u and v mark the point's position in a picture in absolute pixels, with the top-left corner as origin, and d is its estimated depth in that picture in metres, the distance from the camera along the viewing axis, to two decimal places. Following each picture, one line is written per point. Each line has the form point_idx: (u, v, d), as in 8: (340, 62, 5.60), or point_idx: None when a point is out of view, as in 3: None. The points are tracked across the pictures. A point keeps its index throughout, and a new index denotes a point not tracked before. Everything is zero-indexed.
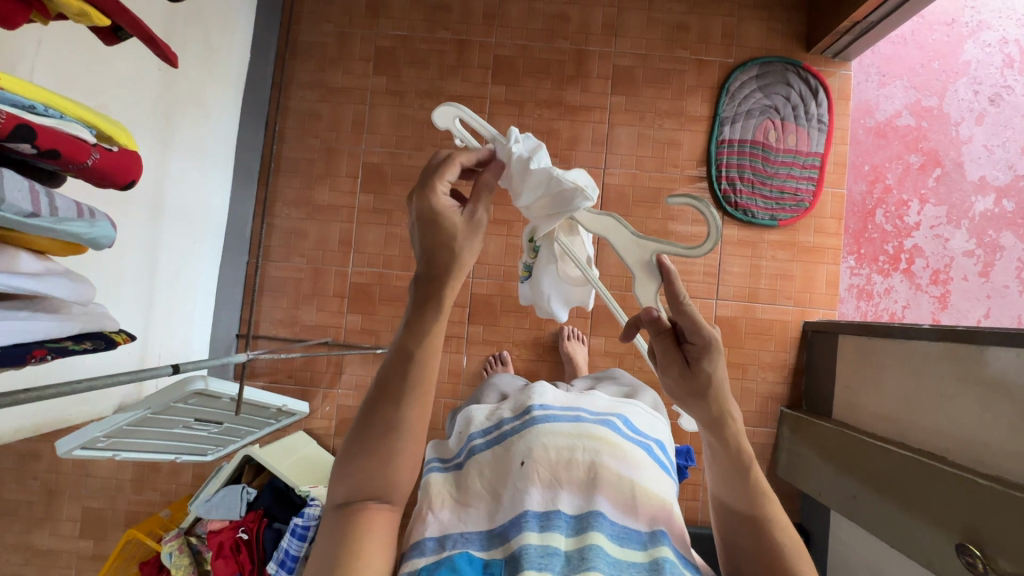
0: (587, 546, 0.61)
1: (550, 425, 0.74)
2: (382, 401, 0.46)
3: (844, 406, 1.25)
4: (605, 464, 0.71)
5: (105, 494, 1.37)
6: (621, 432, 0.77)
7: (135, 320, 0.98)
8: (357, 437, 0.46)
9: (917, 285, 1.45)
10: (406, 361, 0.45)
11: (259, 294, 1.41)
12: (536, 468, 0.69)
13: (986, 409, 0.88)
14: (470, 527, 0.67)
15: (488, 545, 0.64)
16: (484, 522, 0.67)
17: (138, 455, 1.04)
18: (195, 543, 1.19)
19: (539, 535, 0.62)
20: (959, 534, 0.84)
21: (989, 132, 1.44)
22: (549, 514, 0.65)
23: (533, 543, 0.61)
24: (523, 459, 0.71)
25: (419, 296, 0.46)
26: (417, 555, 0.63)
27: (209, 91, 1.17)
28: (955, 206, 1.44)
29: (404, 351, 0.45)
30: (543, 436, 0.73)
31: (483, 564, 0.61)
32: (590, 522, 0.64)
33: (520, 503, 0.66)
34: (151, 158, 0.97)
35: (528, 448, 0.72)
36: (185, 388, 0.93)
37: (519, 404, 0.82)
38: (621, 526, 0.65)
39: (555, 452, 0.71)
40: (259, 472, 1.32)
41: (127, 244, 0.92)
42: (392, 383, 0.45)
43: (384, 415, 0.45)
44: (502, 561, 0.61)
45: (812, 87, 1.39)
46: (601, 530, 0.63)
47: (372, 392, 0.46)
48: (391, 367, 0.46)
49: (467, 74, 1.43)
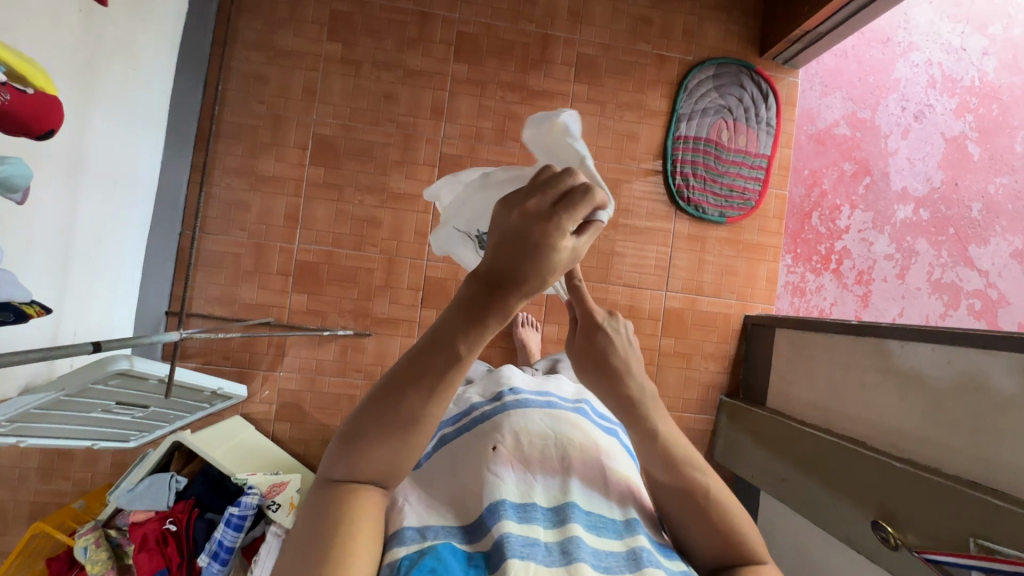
0: (568, 538, 0.57)
1: (521, 410, 0.73)
2: (410, 390, 0.45)
3: (777, 394, 1.32)
4: (578, 452, 0.69)
5: (5, 485, 1.23)
6: (588, 416, 0.77)
7: (50, 290, 0.88)
8: (377, 405, 0.46)
9: (844, 284, 1.56)
10: (438, 342, 0.45)
11: (193, 268, 1.31)
12: (509, 453, 0.66)
13: (903, 398, 0.96)
14: (446, 523, 0.60)
15: (471, 541, 0.58)
16: (462, 522, 0.61)
17: (45, 442, 0.94)
18: (115, 536, 1.09)
19: (519, 524, 0.57)
20: (874, 512, 0.92)
21: (913, 146, 1.56)
22: (527, 507, 0.60)
23: (515, 532, 0.56)
24: (494, 443, 0.67)
25: (470, 304, 0.45)
26: (396, 541, 0.55)
27: (141, 40, 1.06)
28: (880, 212, 1.56)
29: (440, 329, 0.46)
30: (515, 421, 0.70)
31: (465, 557, 0.54)
32: (568, 513, 0.60)
33: (496, 488, 0.61)
34: (69, 112, 0.86)
35: (504, 434, 0.68)
36: (107, 367, 0.85)
37: (489, 390, 0.81)
38: (597, 514, 0.62)
39: (529, 440, 0.68)
40: (191, 459, 1.22)
41: (39, 206, 0.82)
42: (423, 372, 0.45)
43: (410, 407, 0.46)
44: (485, 554, 0.55)
45: (763, 91, 1.45)
46: (578, 521, 0.59)
47: (406, 360, 0.47)
48: (425, 345, 0.46)
49: (428, 48, 1.37)
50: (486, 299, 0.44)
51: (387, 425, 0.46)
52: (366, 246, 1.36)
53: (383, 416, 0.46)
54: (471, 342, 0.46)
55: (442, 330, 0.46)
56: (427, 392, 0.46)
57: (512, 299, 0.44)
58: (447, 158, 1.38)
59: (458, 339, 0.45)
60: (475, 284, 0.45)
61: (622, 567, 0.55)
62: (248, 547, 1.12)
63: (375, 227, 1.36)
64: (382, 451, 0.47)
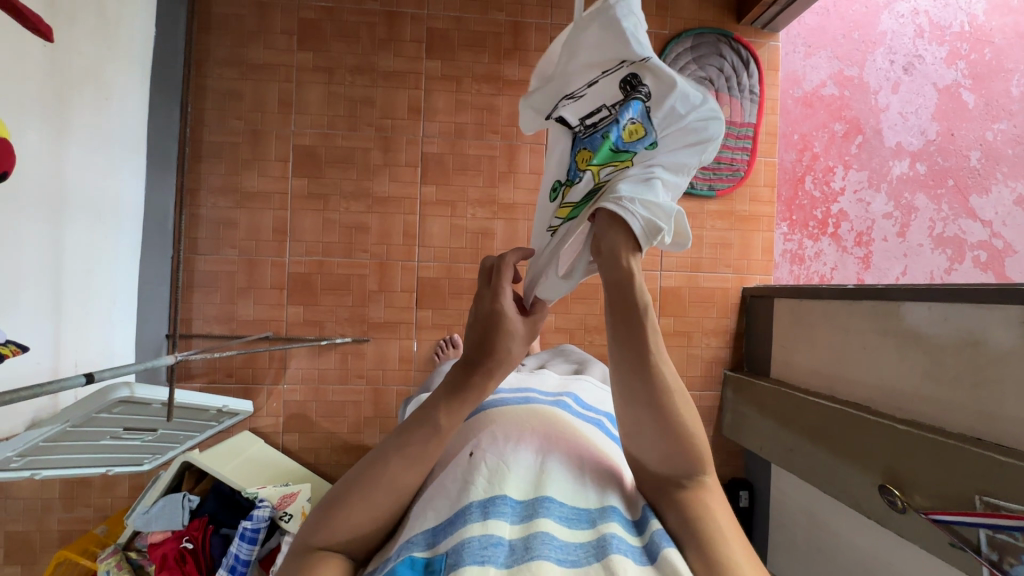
0: (532, 534, 0.53)
1: (499, 413, 0.71)
2: (391, 460, 0.55)
3: (780, 365, 1.31)
4: (555, 447, 0.66)
5: (30, 516, 1.26)
6: (568, 407, 0.76)
7: (44, 326, 0.89)
8: (359, 476, 0.55)
9: (843, 248, 1.54)
10: (425, 415, 0.56)
11: (188, 290, 1.32)
12: (483, 453, 0.63)
13: (904, 358, 0.94)
14: (416, 530, 0.57)
15: (434, 542, 0.55)
16: (432, 521, 0.57)
17: (61, 472, 0.96)
18: (135, 558, 1.12)
19: (479, 523, 0.54)
20: (881, 476, 0.92)
21: (904, 100, 1.52)
22: (492, 500, 0.57)
23: (475, 535, 0.53)
24: (471, 449, 0.65)
25: (453, 382, 0.57)
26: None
27: (110, 69, 1.06)
28: (876, 170, 1.53)
29: (427, 406, 0.56)
30: (489, 425, 0.69)
31: (425, 565, 0.52)
32: (538, 508, 0.57)
33: (466, 493, 0.58)
34: (44, 147, 0.87)
35: (477, 439, 0.66)
36: (107, 396, 0.86)
37: None
38: (569, 507, 0.59)
39: (503, 437, 0.66)
40: (201, 478, 1.26)
41: (23, 244, 0.83)
42: (401, 450, 0.55)
43: (383, 476, 0.54)
44: (446, 554, 0.52)
45: (744, 57, 1.42)
46: (548, 516, 0.56)
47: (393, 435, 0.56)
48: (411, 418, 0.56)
49: (399, 48, 1.36)
50: (464, 380, 0.57)
51: (361, 490, 0.54)
52: (356, 253, 1.36)
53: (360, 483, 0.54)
54: (450, 413, 0.56)
55: (428, 404, 0.56)
56: (406, 461, 0.55)
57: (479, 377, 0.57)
58: (429, 157, 1.38)
59: (439, 412, 0.56)
60: (458, 367, 0.58)
61: (588, 559, 0.52)
62: (264, 558, 1.15)
63: (363, 233, 1.36)
64: (354, 514, 0.54)
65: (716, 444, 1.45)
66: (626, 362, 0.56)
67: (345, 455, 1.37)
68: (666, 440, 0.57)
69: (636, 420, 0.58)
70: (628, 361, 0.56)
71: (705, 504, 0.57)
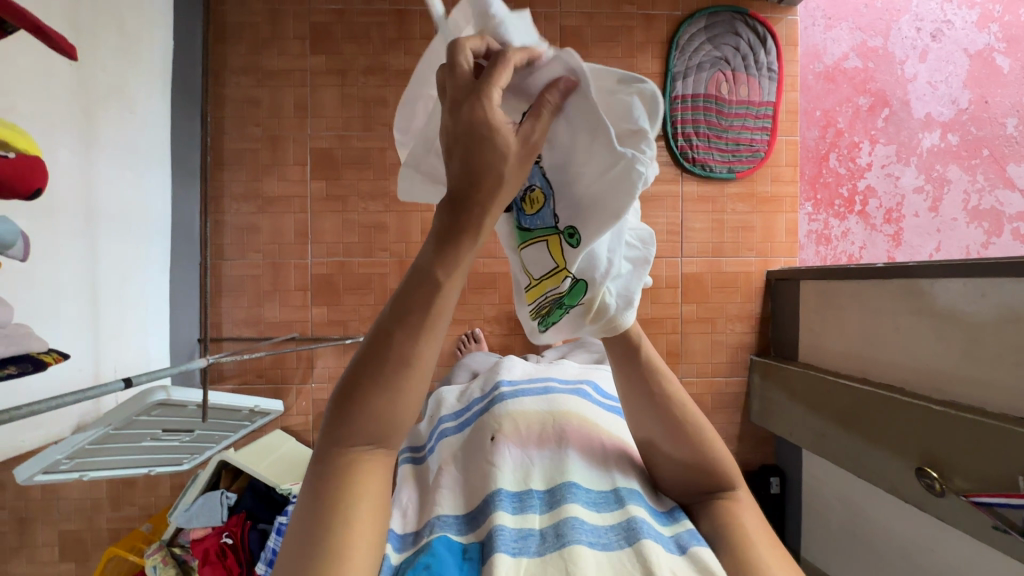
0: (562, 520, 0.55)
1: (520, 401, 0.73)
2: (397, 331, 0.42)
3: (809, 348, 1.28)
4: (578, 432, 0.68)
5: (80, 516, 1.33)
6: (589, 397, 0.76)
7: (84, 335, 0.93)
8: (369, 355, 0.43)
9: (872, 226, 1.49)
10: (423, 274, 0.41)
11: (216, 295, 1.36)
12: (507, 444, 0.66)
13: (940, 338, 0.91)
14: (445, 512, 0.62)
15: (465, 530, 0.59)
16: (460, 509, 0.62)
17: (107, 473, 1.01)
18: (179, 553, 1.17)
19: (513, 517, 0.57)
20: (918, 459, 0.89)
21: (932, 69, 1.46)
22: (523, 495, 0.61)
23: (507, 525, 0.55)
24: (493, 434, 0.68)
25: (446, 225, 0.41)
26: (396, 548, 0.59)
27: (132, 83, 1.09)
28: (904, 143, 1.47)
29: (422, 262, 0.42)
30: (509, 411, 0.71)
31: (462, 550, 0.55)
32: (564, 494, 0.59)
33: (493, 482, 0.62)
34: (75, 163, 0.90)
35: (498, 427, 0.69)
36: (146, 400, 0.90)
37: (489, 382, 0.83)
38: (596, 492, 0.60)
39: (525, 427, 0.69)
40: (238, 475, 1.28)
41: (60, 257, 0.87)
42: (411, 313, 0.42)
43: (398, 348, 0.42)
44: (479, 544, 0.56)
45: (760, 34, 1.38)
46: (576, 501, 0.57)
47: (392, 300, 0.42)
48: (408, 280, 0.42)
49: (410, 46, 1.36)
50: (455, 222, 0.41)
51: (376, 373, 0.42)
52: (376, 252, 1.38)
53: (373, 366, 0.42)
54: (449, 265, 0.41)
55: (420, 263, 0.42)
56: (417, 330, 0.42)
57: (477, 213, 0.41)
58: None
59: (437, 265, 0.41)
60: (444, 209, 0.41)
61: (620, 543, 0.53)
62: None
63: (383, 232, 1.38)
64: (377, 405, 0.43)
65: (744, 430, 1.43)
66: (636, 400, 0.56)
67: None
68: (687, 455, 0.56)
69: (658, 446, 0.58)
70: (639, 396, 0.56)
71: (738, 519, 0.55)
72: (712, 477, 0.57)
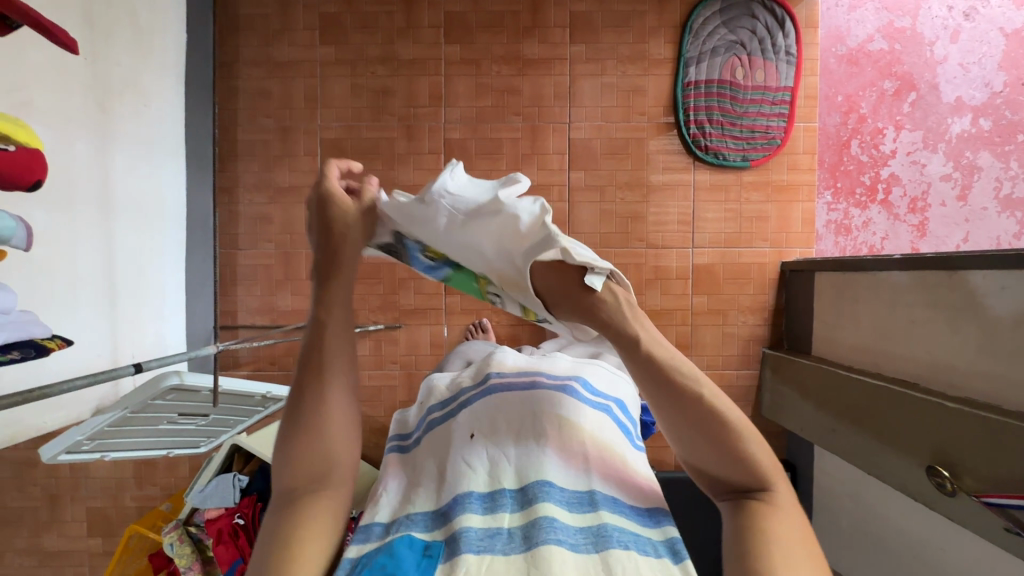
0: (533, 521, 0.52)
1: (502, 393, 0.67)
2: (306, 389, 0.58)
3: (823, 342, 1.25)
4: (558, 429, 0.62)
5: (106, 493, 1.39)
6: (577, 395, 0.67)
7: (101, 322, 0.97)
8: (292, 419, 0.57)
9: (894, 215, 1.43)
10: (317, 330, 0.60)
11: (231, 284, 1.40)
12: (483, 440, 0.62)
13: (956, 332, 0.88)
14: (417, 509, 0.59)
15: (433, 526, 0.56)
16: (432, 504, 0.59)
17: (125, 454, 1.05)
18: (195, 532, 1.21)
19: (483, 517, 0.54)
20: (929, 457, 0.86)
21: (964, 50, 1.39)
22: (495, 494, 0.57)
23: (474, 526, 0.53)
24: (471, 430, 0.63)
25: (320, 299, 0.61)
26: (361, 541, 0.56)
27: (147, 77, 1.12)
28: (932, 129, 1.41)
29: (316, 321, 0.60)
30: (491, 403, 0.66)
31: (423, 547, 0.52)
32: (536, 493, 0.55)
33: (465, 481, 0.58)
34: (90, 155, 0.94)
35: (479, 421, 0.64)
36: (160, 384, 0.93)
37: (479, 372, 0.74)
38: (570, 490, 0.57)
39: (505, 422, 0.64)
40: (250, 458, 1.33)
41: (77, 246, 0.90)
42: (312, 366, 0.58)
43: (310, 398, 0.57)
44: (443, 542, 0.53)
45: (779, 16, 1.33)
46: (549, 500, 0.54)
47: (299, 370, 0.59)
48: (308, 347, 0.59)
49: (418, 35, 1.36)
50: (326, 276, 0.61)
51: (301, 426, 0.57)
52: None
53: (296, 420, 0.57)
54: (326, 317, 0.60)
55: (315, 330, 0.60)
56: (318, 381, 0.58)
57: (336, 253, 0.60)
58: (451, 143, 1.38)
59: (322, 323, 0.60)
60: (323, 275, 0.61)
61: (588, 546, 0.50)
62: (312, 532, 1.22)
63: None
64: (304, 448, 0.56)
65: (755, 424, 1.40)
66: (654, 390, 0.56)
67: (383, 437, 1.43)
68: (707, 440, 0.53)
69: (683, 440, 0.55)
70: (654, 384, 0.55)
71: (768, 523, 0.50)
72: (745, 478, 0.53)
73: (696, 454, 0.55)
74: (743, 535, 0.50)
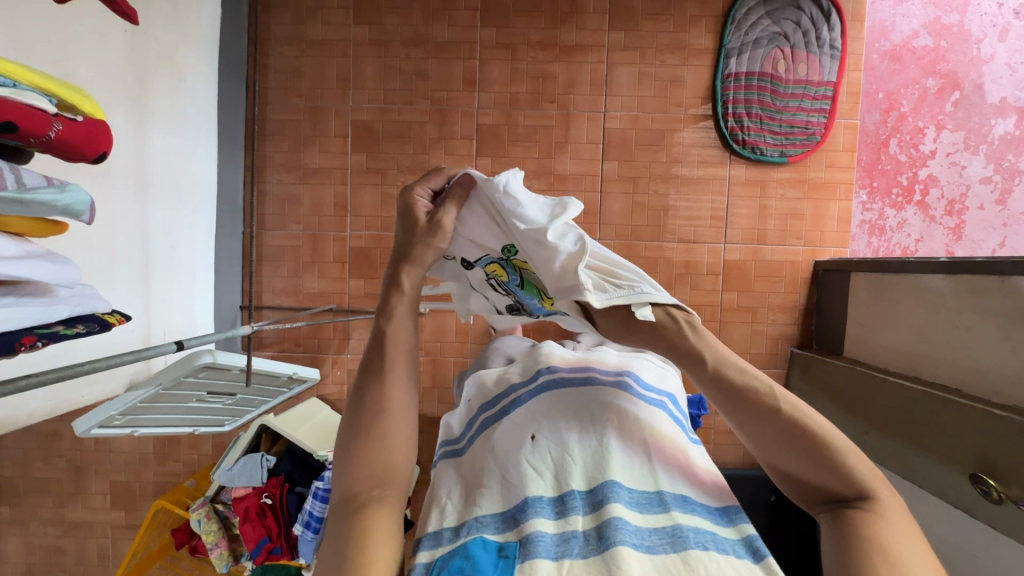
0: (605, 522, 0.52)
1: (560, 394, 0.66)
2: (369, 387, 0.58)
3: (856, 344, 1.23)
4: (617, 428, 0.62)
5: (130, 468, 1.41)
6: (632, 390, 0.67)
7: (135, 298, 0.97)
8: (353, 423, 0.56)
9: (931, 217, 1.40)
10: (379, 337, 0.60)
11: (258, 264, 1.39)
12: (547, 443, 0.61)
13: (1005, 339, 0.86)
14: (485, 510, 0.57)
15: (505, 528, 0.55)
16: (500, 505, 0.58)
17: (154, 430, 1.05)
18: (222, 510, 1.23)
19: (555, 521, 0.54)
20: (973, 465, 0.85)
21: (1013, 49, 1.35)
22: (564, 497, 0.57)
23: (548, 531, 0.53)
24: (533, 433, 0.62)
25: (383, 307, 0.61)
26: (431, 546, 0.55)
27: (182, 52, 1.11)
28: (974, 130, 1.37)
29: (378, 330, 0.61)
30: (548, 404, 0.65)
31: (498, 548, 0.52)
32: (606, 493, 0.55)
33: (532, 485, 0.58)
34: (128, 129, 0.92)
35: (536, 421, 0.64)
36: (193, 362, 0.93)
37: (529, 368, 0.73)
38: (639, 490, 0.56)
39: (565, 425, 0.63)
40: (277, 439, 1.33)
41: (115, 220, 0.90)
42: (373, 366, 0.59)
43: (372, 399, 0.57)
44: (517, 542, 0.52)
45: (824, 8, 1.29)
46: (619, 501, 0.54)
47: (360, 377, 0.59)
48: (371, 350, 0.60)
49: (454, 17, 1.33)
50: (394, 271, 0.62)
51: (362, 426, 0.56)
52: None
53: (359, 422, 0.56)
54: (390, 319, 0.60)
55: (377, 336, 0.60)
56: (381, 380, 0.58)
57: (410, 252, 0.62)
58: (483, 129, 1.36)
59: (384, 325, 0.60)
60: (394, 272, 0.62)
61: (665, 547, 0.51)
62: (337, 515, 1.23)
63: None
64: (365, 449, 0.55)
65: None
66: (726, 402, 0.55)
67: None
68: (792, 449, 0.52)
69: (767, 450, 0.54)
70: (727, 399, 0.55)
71: (875, 534, 0.47)
72: (844, 486, 0.50)
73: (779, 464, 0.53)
74: (847, 547, 0.46)
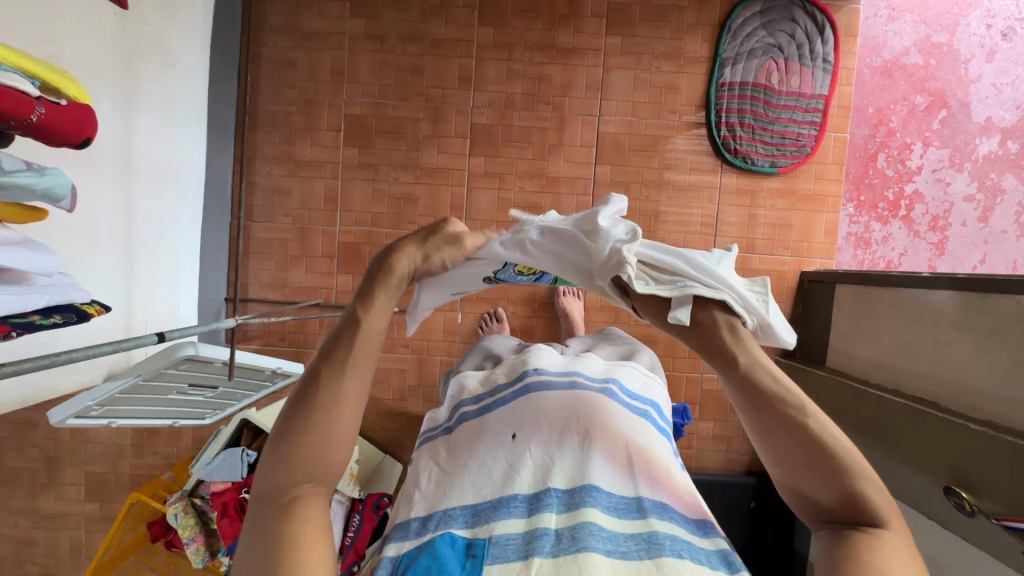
0: (579, 524, 0.53)
1: (543, 396, 0.66)
2: (324, 371, 0.52)
3: (838, 354, 1.25)
4: (597, 433, 0.62)
5: (106, 459, 1.38)
6: (615, 398, 0.67)
7: (117, 287, 0.95)
8: (296, 410, 0.52)
9: (915, 232, 1.43)
10: (351, 319, 0.54)
11: (244, 256, 1.38)
12: (528, 444, 0.61)
13: (983, 355, 0.88)
14: (456, 503, 0.58)
15: (475, 522, 0.56)
16: (472, 497, 0.58)
17: (133, 421, 1.03)
18: (200, 505, 1.21)
19: (525, 519, 0.55)
20: (947, 478, 0.87)
21: (999, 70, 1.38)
22: (538, 495, 0.57)
23: (516, 532, 0.53)
24: (513, 431, 0.62)
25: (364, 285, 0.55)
26: (400, 539, 0.56)
27: (174, 38, 1.09)
28: (959, 148, 1.40)
29: (352, 311, 0.54)
30: (530, 404, 0.65)
31: (465, 546, 0.53)
32: (583, 497, 0.55)
33: (509, 482, 0.58)
34: (115, 115, 0.90)
35: (518, 419, 0.64)
36: (175, 354, 0.91)
37: (515, 368, 0.73)
38: (617, 495, 0.57)
39: (546, 425, 0.63)
40: (258, 434, 1.32)
41: (99, 207, 0.88)
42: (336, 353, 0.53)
43: (326, 391, 0.51)
44: (487, 541, 0.53)
45: (818, 23, 1.31)
46: (595, 506, 0.55)
47: (317, 359, 0.53)
48: (332, 339, 0.54)
49: (451, 15, 1.33)
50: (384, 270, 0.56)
51: (308, 416, 0.51)
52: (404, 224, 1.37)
53: (307, 411, 0.51)
54: (368, 305, 0.54)
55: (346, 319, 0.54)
56: (342, 369, 0.52)
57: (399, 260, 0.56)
58: (478, 128, 1.36)
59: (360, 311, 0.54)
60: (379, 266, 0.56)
61: (640, 553, 0.51)
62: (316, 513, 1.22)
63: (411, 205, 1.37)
64: (309, 443, 0.51)
65: None
66: (752, 405, 0.53)
67: (389, 420, 1.42)
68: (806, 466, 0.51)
69: (783, 459, 0.52)
70: (760, 399, 0.52)
71: (871, 557, 0.47)
72: (846, 507, 0.50)
73: (786, 478, 0.53)
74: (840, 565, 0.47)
